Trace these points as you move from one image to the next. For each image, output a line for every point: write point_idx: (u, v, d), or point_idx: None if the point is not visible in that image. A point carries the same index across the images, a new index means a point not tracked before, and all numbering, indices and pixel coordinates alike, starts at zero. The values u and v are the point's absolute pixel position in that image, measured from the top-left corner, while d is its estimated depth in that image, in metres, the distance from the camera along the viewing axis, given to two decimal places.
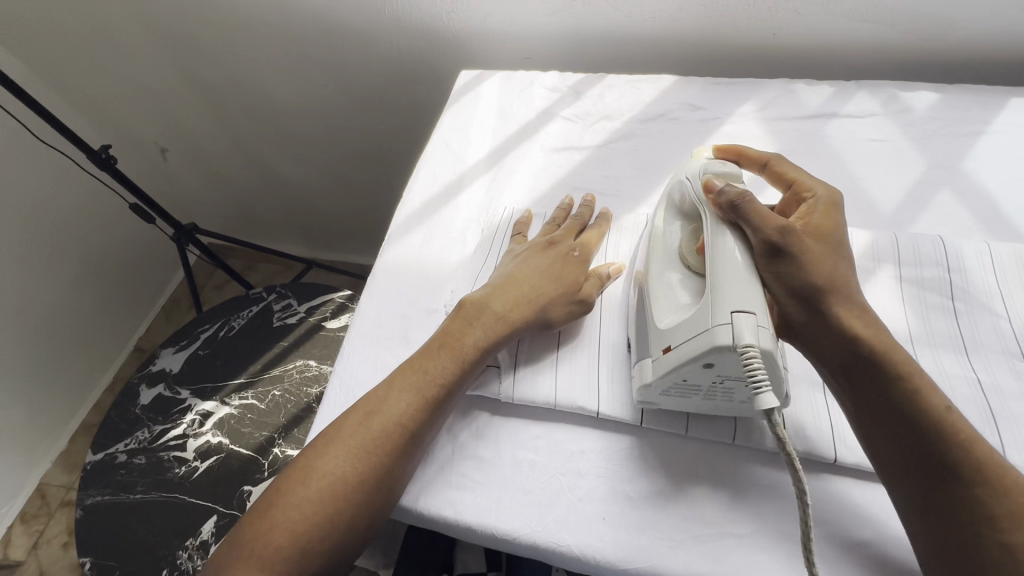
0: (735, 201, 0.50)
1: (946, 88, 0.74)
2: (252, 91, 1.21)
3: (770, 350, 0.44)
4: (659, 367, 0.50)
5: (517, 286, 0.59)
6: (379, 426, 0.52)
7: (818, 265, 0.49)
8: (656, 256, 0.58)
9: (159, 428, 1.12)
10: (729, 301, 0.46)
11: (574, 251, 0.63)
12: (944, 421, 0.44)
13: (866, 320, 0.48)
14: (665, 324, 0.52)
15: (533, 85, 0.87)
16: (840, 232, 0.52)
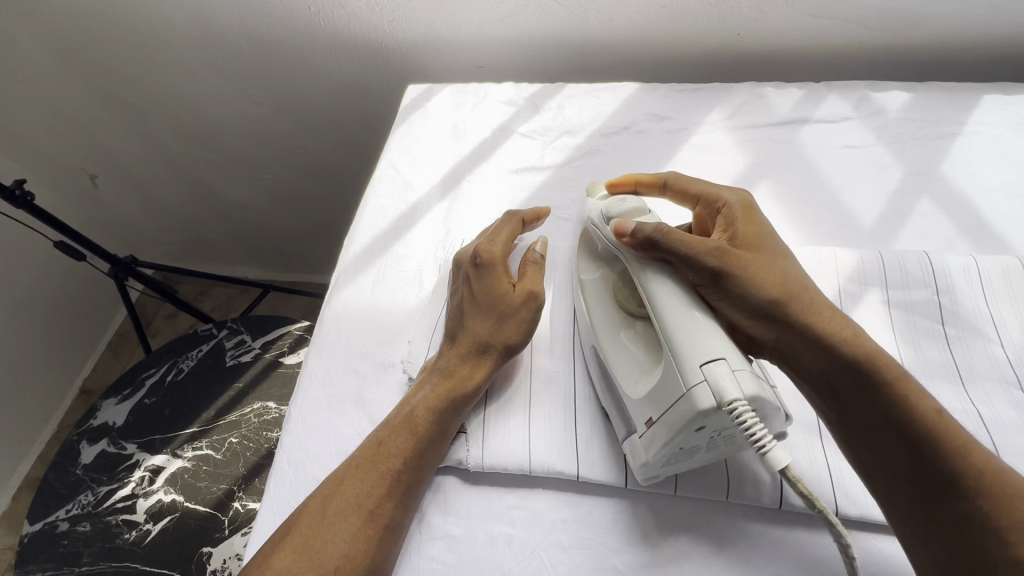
0: (654, 236, 0.49)
1: (917, 87, 0.71)
2: (181, 112, 1.09)
3: (757, 395, 0.40)
4: (649, 446, 0.45)
5: (456, 327, 0.56)
6: (336, 515, 0.46)
7: (759, 279, 0.49)
8: (592, 309, 0.55)
9: (104, 489, 0.94)
10: (694, 355, 0.42)
11: (479, 262, 0.57)
12: (933, 424, 0.42)
13: (825, 324, 0.47)
14: (638, 395, 0.47)
15: (486, 99, 0.80)
16: (769, 236, 0.53)
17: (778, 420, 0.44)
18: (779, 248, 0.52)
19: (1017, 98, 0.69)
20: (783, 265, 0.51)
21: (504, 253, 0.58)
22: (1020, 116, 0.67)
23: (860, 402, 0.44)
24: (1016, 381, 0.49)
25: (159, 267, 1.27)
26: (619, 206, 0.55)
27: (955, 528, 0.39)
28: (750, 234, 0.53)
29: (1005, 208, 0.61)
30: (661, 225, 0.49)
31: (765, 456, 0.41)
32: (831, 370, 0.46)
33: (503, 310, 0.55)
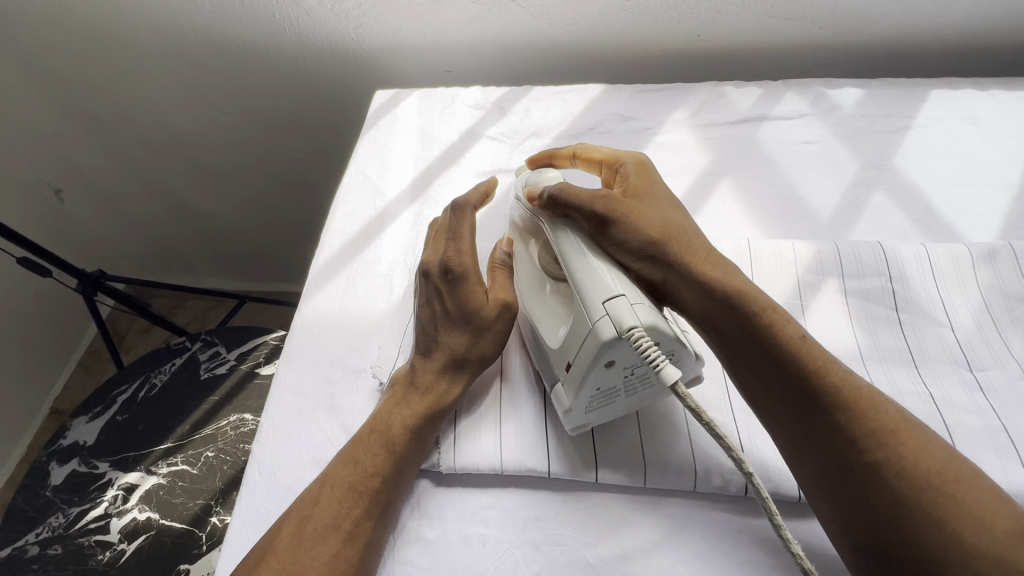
0: (553, 193, 0.53)
1: (870, 83, 0.73)
2: (147, 122, 1.07)
3: (653, 323, 0.42)
4: (570, 390, 0.47)
5: (428, 340, 0.55)
6: (314, 539, 0.45)
7: (643, 224, 0.52)
8: (521, 284, 0.57)
9: (76, 510, 0.91)
10: (596, 295, 0.45)
11: (451, 273, 0.56)
12: (802, 347, 0.44)
13: (709, 265, 0.50)
14: (556, 344, 0.49)
15: (454, 103, 0.80)
16: (658, 192, 0.56)
17: (687, 349, 0.45)
18: (669, 203, 0.56)
19: (964, 91, 0.71)
20: (669, 213, 0.55)
21: (473, 262, 0.57)
22: (967, 109, 0.70)
23: (736, 332, 0.47)
24: (965, 362, 0.51)
25: (129, 281, 1.24)
26: (534, 176, 0.59)
27: (838, 458, 0.40)
28: (641, 191, 0.56)
29: (954, 198, 0.63)
30: (562, 184, 0.53)
31: (660, 375, 0.40)
32: (709, 303, 0.48)
33: (478, 323, 0.55)
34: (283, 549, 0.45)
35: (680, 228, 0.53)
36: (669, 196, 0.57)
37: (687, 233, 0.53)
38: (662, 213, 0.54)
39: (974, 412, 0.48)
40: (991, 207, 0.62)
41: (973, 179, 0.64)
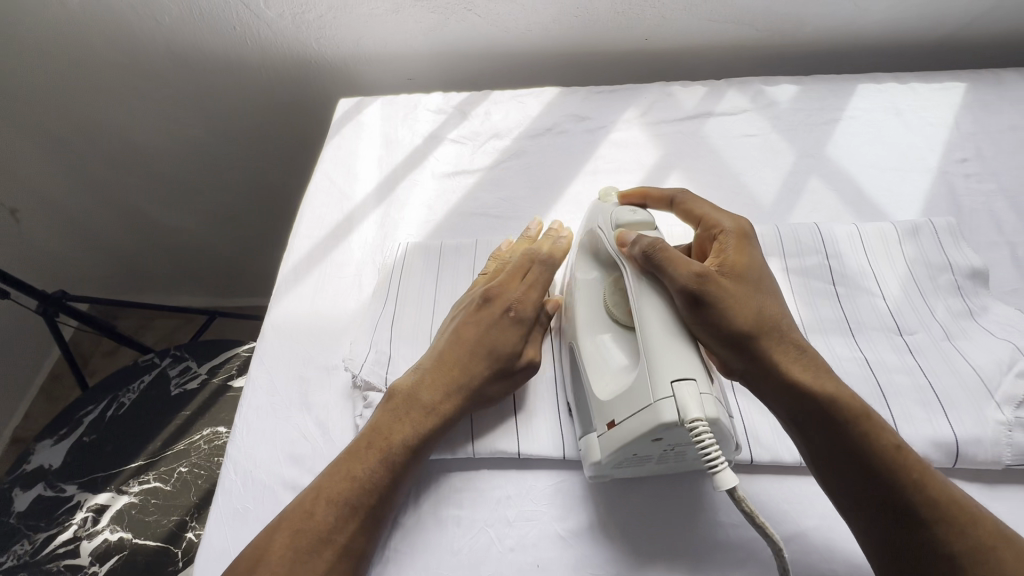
0: (649, 252, 0.50)
1: (803, 80, 0.79)
2: (107, 136, 1.06)
3: (717, 418, 0.42)
4: (608, 445, 0.47)
5: (456, 360, 0.54)
6: (308, 552, 0.45)
7: (740, 310, 0.47)
8: (581, 313, 0.55)
9: (43, 535, 0.88)
10: (666, 369, 0.44)
11: (511, 310, 0.56)
12: (899, 458, 0.42)
13: (805, 364, 0.47)
14: (606, 398, 0.48)
15: (416, 108, 0.83)
16: (761, 268, 0.51)
17: (729, 444, 0.46)
18: (769, 285, 0.51)
19: (887, 84, 0.77)
20: (768, 298, 0.49)
21: (529, 303, 0.57)
22: (891, 100, 0.76)
23: (830, 437, 0.44)
24: (895, 328, 0.56)
25: (93, 300, 1.21)
26: (631, 216, 0.56)
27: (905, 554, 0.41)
28: (743, 265, 0.51)
29: (882, 181, 0.68)
30: (658, 242, 0.50)
31: (716, 476, 0.42)
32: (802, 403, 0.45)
33: (511, 367, 0.55)
34: (275, 564, 0.44)
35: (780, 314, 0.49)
36: (769, 276, 0.52)
37: (787, 323, 0.49)
38: (762, 298, 0.49)
39: (903, 372, 0.53)
40: (913, 188, 0.67)
41: (897, 164, 0.70)
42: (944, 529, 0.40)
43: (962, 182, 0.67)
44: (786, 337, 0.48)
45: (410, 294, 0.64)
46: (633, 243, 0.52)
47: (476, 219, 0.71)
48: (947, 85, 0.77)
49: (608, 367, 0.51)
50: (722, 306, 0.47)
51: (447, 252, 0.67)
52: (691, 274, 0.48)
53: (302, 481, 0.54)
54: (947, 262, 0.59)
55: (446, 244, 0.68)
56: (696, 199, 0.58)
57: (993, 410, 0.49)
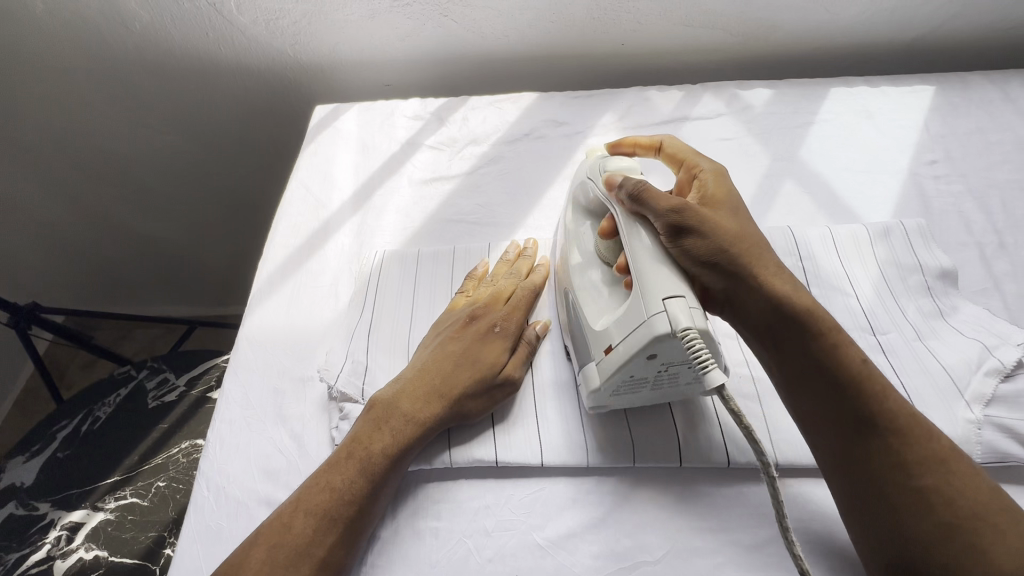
0: (633, 192, 0.50)
1: (777, 84, 0.80)
2: (78, 145, 1.04)
3: (706, 328, 0.43)
4: (603, 369, 0.48)
5: (439, 369, 0.53)
6: (285, 567, 0.43)
7: (721, 233, 0.49)
8: (572, 260, 0.57)
9: (14, 556, 0.86)
10: (657, 286, 0.45)
11: (496, 327, 0.57)
12: (866, 370, 0.45)
13: (784, 280, 0.48)
14: (599, 327, 0.50)
15: (393, 115, 0.82)
16: (733, 199, 0.54)
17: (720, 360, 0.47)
18: (743, 213, 0.53)
19: (858, 88, 0.79)
20: (743, 221, 0.52)
21: (512, 321, 0.57)
22: (862, 104, 0.77)
23: (802, 348, 0.46)
24: (868, 328, 0.57)
25: (67, 312, 1.19)
26: (617, 162, 0.56)
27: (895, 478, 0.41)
28: (716, 197, 0.53)
29: (855, 183, 0.69)
30: (643, 182, 0.50)
31: (706, 375, 0.44)
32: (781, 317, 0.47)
33: (493, 380, 0.54)
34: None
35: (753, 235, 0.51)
36: (743, 209, 0.54)
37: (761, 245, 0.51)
38: (738, 221, 0.52)
39: None
40: (885, 190, 0.69)
41: (869, 166, 0.71)
42: (902, 441, 0.42)
43: (932, 183, 0.69)
44: (759, 257, 0.49)
45: (387, 302, 0.63)
46: (620, 184, 0.51)
47: (453, 226, 0.70)
48: (916, 88, 0.78)
49: (600, 304, 0.52)
50: (705, 229, 0.48)
51: (424, 259, 0.66)
52: (671, 207, 0.49)
53: (277, 495, 0.53)
54: (918, 263, 0.60)
55: (423, 251, 0.67)
56: (682, 143, 0.60)
57: (963, 409, 0.50)
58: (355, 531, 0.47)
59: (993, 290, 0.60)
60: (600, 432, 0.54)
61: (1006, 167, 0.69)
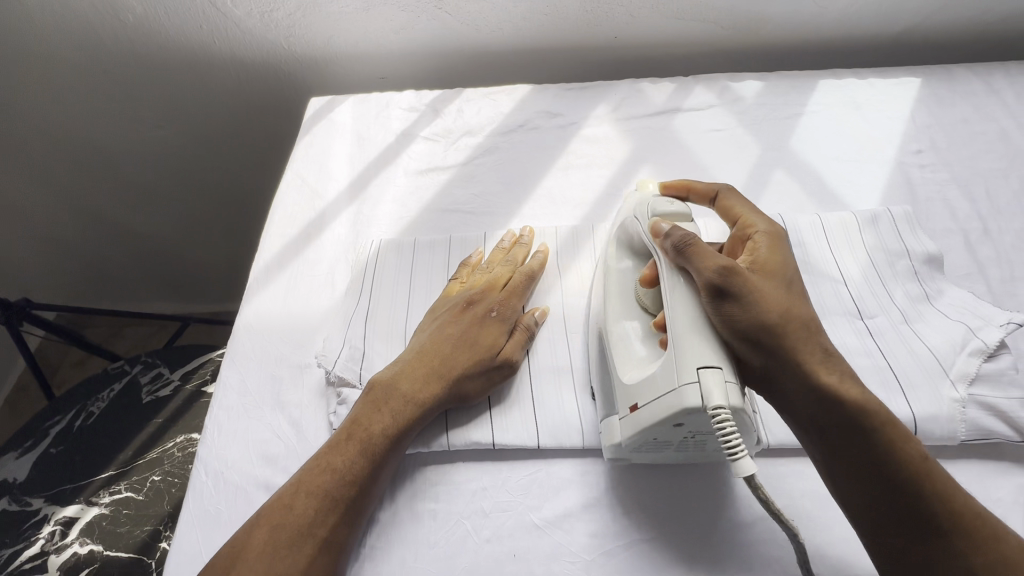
0: (681, 245, 0.48)
1: (768, 76, 0.81)
2: (69, 139, 1.03)
3: (740, 407, 0.41)
4: (627, 428, 0.47)
5: (436, 355, 0.54)
6: (287, 546, 0.44)
7: (769, 305, 0.45)
8: (612, 300, 0.55)
9: (7, 551, 0.85)
10: (692, 355, 0.43)
11: (492, 312, 0.57)
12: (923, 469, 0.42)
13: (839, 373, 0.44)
14: (630, 379, 0.49)
15: (389, 107, 0.83)
16: (791, 266, 0.49)
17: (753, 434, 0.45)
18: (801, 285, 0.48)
19: (847, 80, 0.80)
20: (800, 298, 0.47)
21: (508, 306, 0.58)
22: (851, 95, 0.78)
23: (857, 442, 0.43)
24: (857, 312, 0.58)
25: (58, 309, 1.18)
26: (669, 205, 0.55)
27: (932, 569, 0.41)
28: (774, 262, 0.49)
29: (844, 173, 0.71)
30: (690, 236, 0.48)
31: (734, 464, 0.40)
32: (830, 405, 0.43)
33: (490, 363, 0.54)
34: (252, 560, 0.43)
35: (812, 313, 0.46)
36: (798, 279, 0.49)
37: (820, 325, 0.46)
38: (794, 296, 0.47)
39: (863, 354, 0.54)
40: (872, 178, 0.70)
41: (857, 156, 0.72)
42: (944, 538, 0.41)
43: (918, 172, 0.70)
44: (815, 337, 0.45)
45: (384, 290, 0.63)
46: (667, 234, 0.50)
47: (449, 215, 0.71)
48: (903, 80, 0.79)
49: (635, 356, 0.51)
50: (755, 300, 0.44)
51: (421, 247, 0.67)
52: (719, 268, 0.45)
53: (275, 479, 0.53)
54: (905, 249, 0.61)
55: (419, 240, 0.67)
56: (736, 195, 0.57)
57: (948, 388, 0.51)
58: (354, 513, 0.47)
59: (977, 275, 0.61)
60: (595, 415, 0.54)
61: (989, 156, 0.71)
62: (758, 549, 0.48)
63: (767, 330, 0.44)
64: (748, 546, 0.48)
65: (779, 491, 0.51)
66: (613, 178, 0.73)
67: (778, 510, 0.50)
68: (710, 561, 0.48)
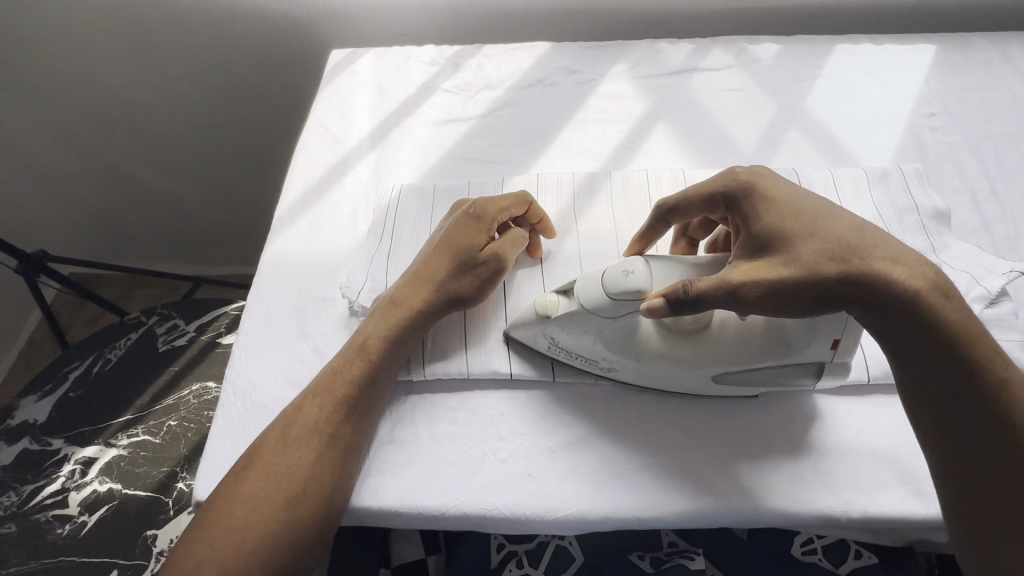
0: (689, 299, 0.44)
1: (785, 39, 0.82)
2: (91, 92, 1.05)
3: None
4: (846, 354, 0.49)
5: (423, 263, 0.57)
6: (297, 442, 0.49)
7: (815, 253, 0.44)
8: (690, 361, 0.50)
9: (30, 487, 0.88)
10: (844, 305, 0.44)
11: (467, 212, 0.58)
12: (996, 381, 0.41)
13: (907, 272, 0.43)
14: (809, 342, 0.48)
15: (409, 60, 0.84)
16: (788, 193, 0.47)
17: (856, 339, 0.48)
18: (808, 196, 0.48)
19: (863, 45, 0.81)
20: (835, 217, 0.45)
21: (498, 215, 0.57)
22: (866, 60, 0.79)
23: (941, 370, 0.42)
24: None
25: (75, 262, 1.19)
26: (630, 280, 0.47)
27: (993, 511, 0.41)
28: (774, 199, 0.47)
29: (857, 133, 0.72)
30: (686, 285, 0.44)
31: None
32: (879, 312, 0.43)
33: (466, 257, 0.55)
34: (265, 458, 0.49)
35: (823, 228, 0.45)
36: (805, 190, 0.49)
37: (845, 227, 0.45)
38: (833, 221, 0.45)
39: None
40: (884, 138, 0.71)
41: (870, 117, 0.73)
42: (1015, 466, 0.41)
43: (929, 134, 0.71)
44: (846, 245, 0.44)
45: (405, 230, 0.65)
46: (672, 309, 0.45)
47: (467, 163, 0.72)
48: (918, 46, 0.80)
49: (784, 339, 0.48)
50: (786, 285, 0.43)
51: (441, 191, 0.68)
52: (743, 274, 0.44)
53: None
54: (914, 204, 0.63)
55: (439, 186, 0.69)
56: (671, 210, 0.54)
57: None
58: (365, 422, 0.52)
59: (982, 231, 0.63)
60: None
61: (1000, 121, 0.72)
62: (763, 475, 0.51)
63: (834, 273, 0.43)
64: (753, 475, 0.51)
65: (785, 423, 0.53)
66: (630, 132, 0.74)
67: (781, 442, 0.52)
68: (716, 483, 0.51)
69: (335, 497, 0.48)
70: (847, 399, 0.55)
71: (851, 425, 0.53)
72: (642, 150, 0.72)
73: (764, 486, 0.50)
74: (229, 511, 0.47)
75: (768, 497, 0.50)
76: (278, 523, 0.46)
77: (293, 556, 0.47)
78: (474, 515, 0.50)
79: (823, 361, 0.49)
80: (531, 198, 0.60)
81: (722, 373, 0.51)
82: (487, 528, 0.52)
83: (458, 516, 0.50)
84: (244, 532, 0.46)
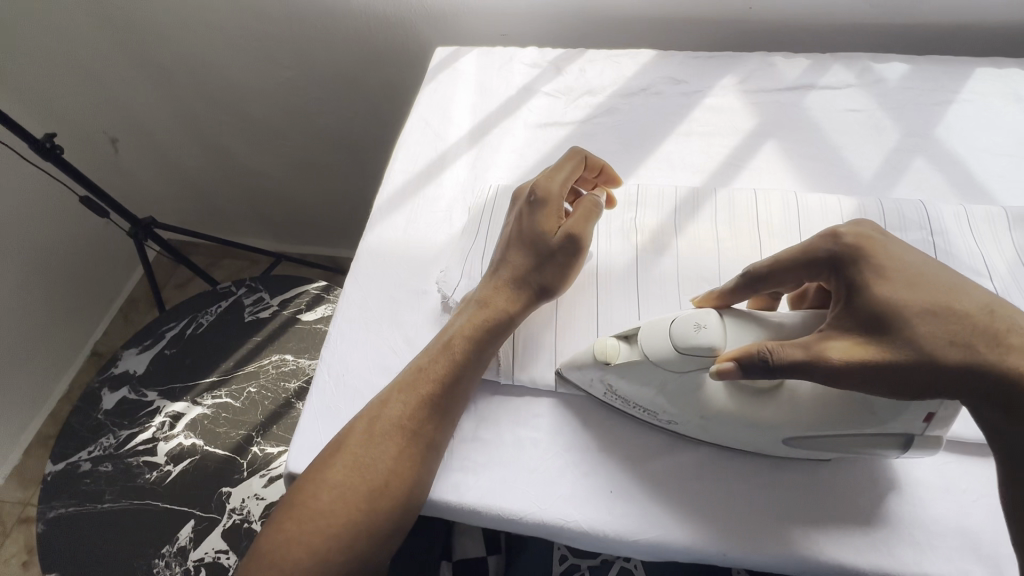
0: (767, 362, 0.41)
1: (917, 59, 0.75)
2: (208, 74, 1.13)
3: None
4: (937, 429, 0.45)
5: (499, 258, 0.58)
6: (383, 437, 0.50)
7: (931, 318, 0.41)
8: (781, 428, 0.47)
9: (125, 432, 0.95)
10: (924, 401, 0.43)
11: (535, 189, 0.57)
12: None
13: None
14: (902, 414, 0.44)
15: (511, 61, 0.84)
16: (909, 262, 0.44)
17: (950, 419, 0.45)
18: (927, 263, 0.45)
19: (1008, 70, 0.74)
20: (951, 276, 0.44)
21: (562, 194, 0.57)
22: (1012, 86, 0.72)
23: None
24: None
25: (177, 231, 1.28)
26: (702, 336, 0.44)
27: None
28: (889, 270, 0.43)
29: (992, 166, 0.66)
30: (766, 349, 0.42)
31: None
32: (977, 384, 0.40)
33: (544, 248, 0.56)
34: (351, 447, 0.50)
35: (953, 306, 0.42)
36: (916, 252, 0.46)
37: (977, 303, 0.42)
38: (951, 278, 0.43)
39: None
40: None
41: (1012, 150, 0.67)
42: None
43: None
44: (976, 328, 0.41)
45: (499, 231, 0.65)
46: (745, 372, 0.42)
47: None
48: None
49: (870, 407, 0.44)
50: (901, 347, 0.41)
51: None
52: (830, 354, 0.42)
53: None
54: None
55: None
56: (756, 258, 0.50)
57: None
58: (446, 421, 0.52)
59: None
60: None
61: None
62: (863, 528, 0.48)
63: (953, 340, 0.41)
64: (853, 526, 0.48)
65: (887, 476, 0.50)
66: (736, 148, 0.71)
67: (883, 495, 0.49)
68: (809, 529, 0.48)
69: (411, 492, 0.49)
70: (967, 460, 0.50)
71: (967, 486, 0.49)
72: (749, 167, 0.69)
73: (865, 542, 0.47)
74: (316, 494, 0.49)
75: (869, 553, 0.47)
76: (360, 514, 0.48)
77: (373, 544, 0.48)
78: (550, 524, 0.50)
79: (913, 433, 0.45)
80: (586, 151, 0.62)
81: (794, 438, 0.47)
82: (562, 540, 0.52)
83: (535, 523, 0.50)
84: (330, 516, 0.48)
